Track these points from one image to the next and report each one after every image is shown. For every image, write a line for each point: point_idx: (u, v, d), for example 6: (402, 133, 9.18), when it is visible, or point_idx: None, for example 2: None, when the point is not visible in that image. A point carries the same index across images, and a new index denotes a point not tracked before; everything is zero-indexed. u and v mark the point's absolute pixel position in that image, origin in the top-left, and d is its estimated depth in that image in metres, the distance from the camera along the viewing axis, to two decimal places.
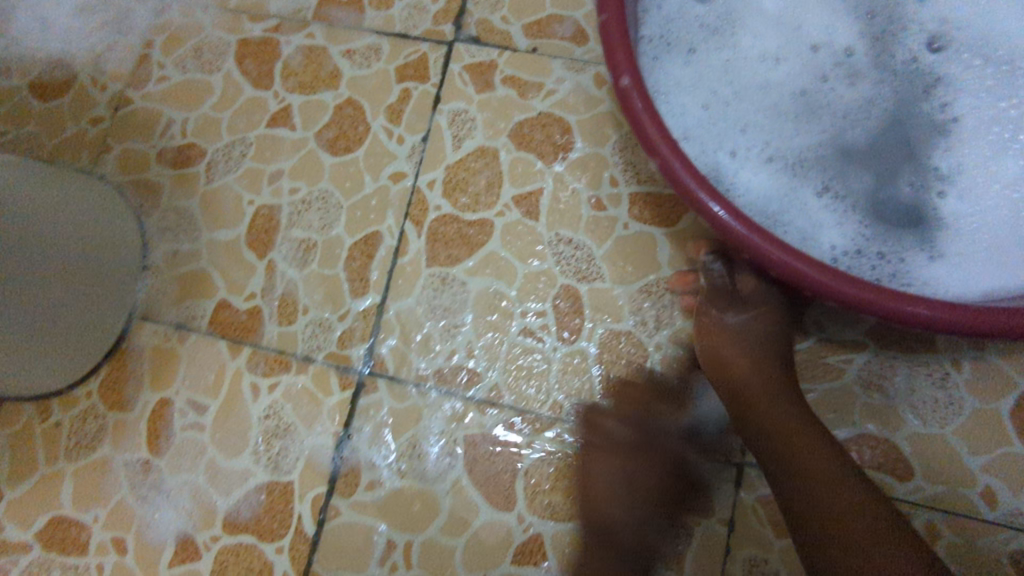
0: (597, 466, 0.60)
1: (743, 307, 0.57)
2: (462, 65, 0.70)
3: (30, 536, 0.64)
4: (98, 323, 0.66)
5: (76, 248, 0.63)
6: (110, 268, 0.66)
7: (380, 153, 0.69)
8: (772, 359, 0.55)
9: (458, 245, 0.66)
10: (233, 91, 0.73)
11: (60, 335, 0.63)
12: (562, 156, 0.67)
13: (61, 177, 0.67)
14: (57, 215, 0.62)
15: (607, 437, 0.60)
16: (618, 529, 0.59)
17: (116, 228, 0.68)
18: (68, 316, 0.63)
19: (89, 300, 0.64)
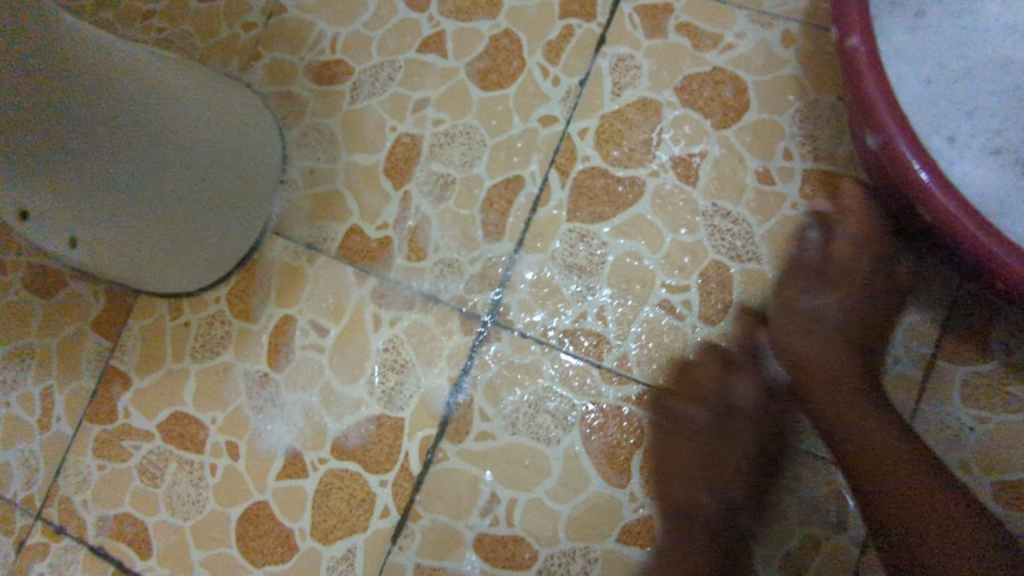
0: (689, 444, 0.55)
1: (831, 284, 0.54)
2: (634, 5, 0.64)
3: (153, 425, 0.67)
4: (222, 236, 0.66)
5: (198, 158, 0.62)
6: (240, 184, 0.65)
7: (532, 92, 0.65)
8: (853, 343, 0.52)
9: (604, 202, 0.61)
10: (387, 10, 0.70)
11: (189, 242, 0.64)
12: (734, 119, 0.60)
13: (211, 84, 0.66)
14: (184, 121, 0.61)
15: (682, 407, 0.56)
16: (718, 526, 0.53)
17: (255, 145, 0.67)
18: (198, 226, 0.63)
19: (214, 212, 0.64)
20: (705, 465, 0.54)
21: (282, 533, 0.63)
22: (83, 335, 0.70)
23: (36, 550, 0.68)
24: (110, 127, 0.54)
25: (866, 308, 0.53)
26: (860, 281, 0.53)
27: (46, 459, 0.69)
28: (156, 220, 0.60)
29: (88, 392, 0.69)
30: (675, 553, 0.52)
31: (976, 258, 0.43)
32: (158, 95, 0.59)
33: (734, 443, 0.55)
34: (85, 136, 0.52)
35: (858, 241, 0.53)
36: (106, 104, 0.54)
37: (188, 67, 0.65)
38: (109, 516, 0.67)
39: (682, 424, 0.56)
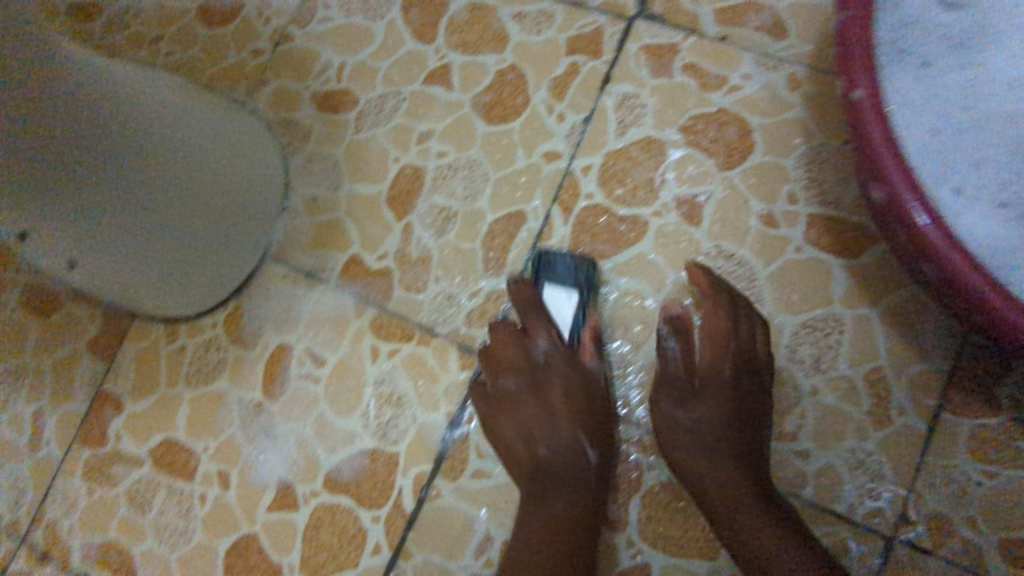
0: (526, 407, 0.57)
1: (703, 395, 0.54)
2: (641, 45, 0.65)
3: (144, 451, 0.66)
4: (216, 257, 0.65)
5: (185, 177, 0.61)
6: (233, 205, 0.64)
7: (537, 127, 0.65)
8: (738, 451, 0.51)
9: (607, 240, 0.61)
10: (395, 41, 0.70)
11: (185, 265, 0.63)
12: (738, 160, 0.60)
13: (208, 109, 0.66)
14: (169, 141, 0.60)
15: (525, 373, 0.58)
16: (569, 472, 0.53)
17: (248, 166, 0.66)
18: (194, 247, 0.63)
19: (206, 233, 0.63)
20: (532, 429, 0.56)
21: (270, 567, 0.61)
22: (78, 357, 0.70)
23: None
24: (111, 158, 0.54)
25: (739, 409, 0.53)
26: (726, 392, 0.54)
27: (34, 483, 0.68)
28: (154, 240, 0.59)
29: (79, 415, 0.69)
30: (536, 509, 0.52)
31: (986, 314, 0.42)
32: (142, 115, 0.58)
33: (549, 403, 0.56)
34: (80, 160, 0.51)
35: (713, 343, 0.55)
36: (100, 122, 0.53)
37: (185, 94, 0.65)
38: (95, 544, 0.66)
39: (514, 385, 0.57)
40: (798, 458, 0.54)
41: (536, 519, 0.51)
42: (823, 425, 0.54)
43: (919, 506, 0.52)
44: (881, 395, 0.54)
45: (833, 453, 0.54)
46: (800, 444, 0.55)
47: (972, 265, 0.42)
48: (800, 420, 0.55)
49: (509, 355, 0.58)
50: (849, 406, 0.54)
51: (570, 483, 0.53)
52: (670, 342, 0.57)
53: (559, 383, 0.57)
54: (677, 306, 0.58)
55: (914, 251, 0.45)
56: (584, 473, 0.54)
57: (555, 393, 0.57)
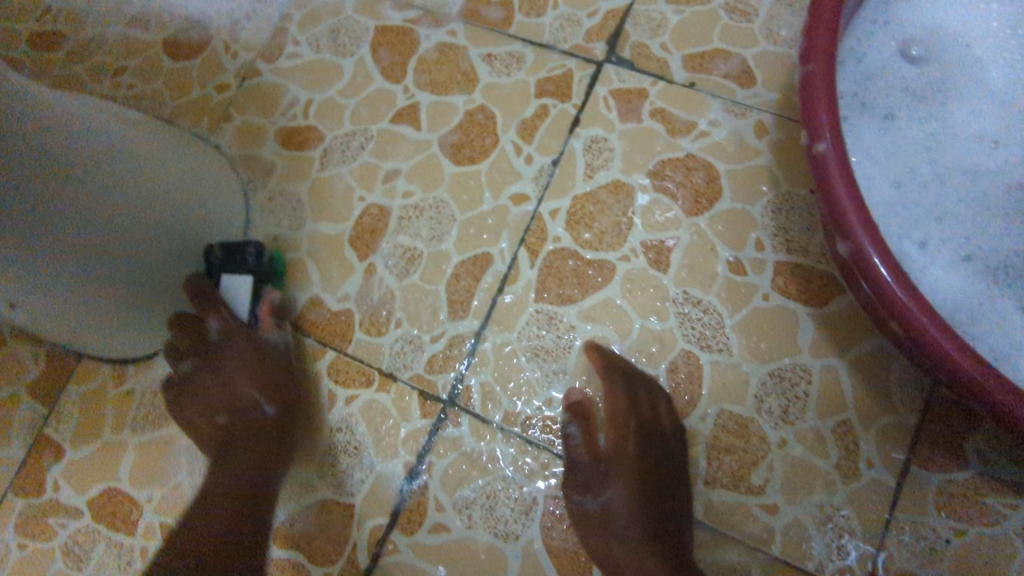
0: (202, 377, 0.61)
1: (609, 478, 0.54)
2: (609, 89, 0.65)
3: (83, 501, 0.63)
4: (171, 293, 0.62)
5: (139, 207, 0.56)
6: (190, 242, 0.61)
7: (504, 169, 0.64)
8: (642, 538, 0.51)
9: (573, 284, 0.60)
10: (363, 79, 0.70)
11: (145, 302, 0.60)
12: (705, 206, 0.60)
13: (158, 139, 0.62)
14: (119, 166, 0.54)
15: (253, 360, 0.60)
16: (257, 435, 0.59)
17: (200, 196, 0.63)
18: (156, 282, 0.59)
19: (159, 269, 0.59)
20: (228, 398, 0.60)
21: None
22: (18, 399, 0.66)
23: None
24: (94, 195, 0.51)
25: (643, 489, 0.53)
26: (630, 482, 0.54)
27: None
28: (122, 280, 0.56)
29: (15, 462, 0.65)
30: (223, 469, 0.58)
31: (958, 379, 0.41)
32: (91, 135, 0.52)
33: (235, 369, 0.61)
34: (57, 204, 0.47)
35: (614, 424, 0.55)
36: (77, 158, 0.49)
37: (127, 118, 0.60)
38: None
39: (201, 347, 0.61)
40: (768, 513, 0.53)
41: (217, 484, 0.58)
42: (792, 479, 0.53)
43: (890, 565, 0.50)
44: (850, 449, 0.53)
45: (802, 508, 0.52)
46: (768, 498, 0.53)
47: (935, 322, 0.41)
48: (768, 473, 0.53)
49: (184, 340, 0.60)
50: (819, 459, 0.53)
51: (250, 446, 0.59)
52: (570, 426, 0.56)
53: (232, 352, 0.61)
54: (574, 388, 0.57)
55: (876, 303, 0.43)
56: (271, 436, 0.59)
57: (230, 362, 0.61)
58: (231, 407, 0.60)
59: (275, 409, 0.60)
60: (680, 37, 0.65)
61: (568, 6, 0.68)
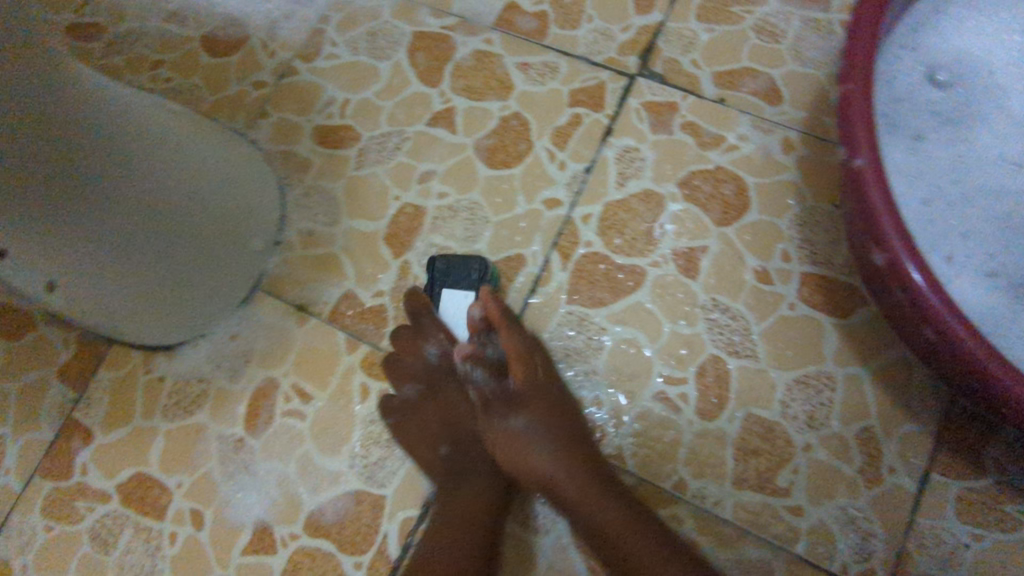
0: (427, 409, 0.61)
1: (522, 402, 0.57)
2: (642, 101, 0.67)
3: (112, 486, 0.63)
4: (200, 290, 0.63)
5: (159, 210, 0.57)
6: (231, 240, 0.64)
7: (538, 174, 0.66)
8: (559, 444, 0.54)
9: (604, 288, 0.62)
10: (400, 82, 0.71)
11: (182, 294, 0.62)
12: (734, 217, 0.62)
13: (194, 136, 0.63)
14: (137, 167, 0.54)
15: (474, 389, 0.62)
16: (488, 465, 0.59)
17: (232, 196, 0.64)
18: (194, 277, 0.62)
19: (184, 268, 0.60)
20: (437, 427, 0.61)
21: None
22: (47, 382, 0.67)
23: None
24: (130, 187, 0.53)
25: (555, 406, 0.56)
26: (538, 395, 0.57)
27: None
28: (159, 272, 0.58)
29: (43, 444, 0.65)
30: (462, 495, 0.56)
31: (984, 382, 0.44)
32: (124, 135, 0.53)
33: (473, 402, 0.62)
34: (94, 192, 0.50)
35: (517, 354, 0.58)
36: (118, 152, 0.52)
37: (164, 114, 0.61)
38: None
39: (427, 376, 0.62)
40: (792, 513, 0.55)
41: (462, 514, 0.55)
42: (814, 481, 0.55)
43: (909, 566, 0.53)
44: (871, 454, 0.55)
45: (824, 509, 0.54)
46: (792, 499, 0.55)
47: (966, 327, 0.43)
48: (792, 475, 0.55)
49: (408, 366, 0.62)
50: (840, 463, 0.55)
51: (484, 476, 0.58)
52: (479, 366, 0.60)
53: (452, 387, 0.63)
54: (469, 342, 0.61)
55: (908, 308, 0.46)
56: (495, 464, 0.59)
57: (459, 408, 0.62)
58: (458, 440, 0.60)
59: None
60: (710, 54, 0.67)
61: (601, 20, 0.70)
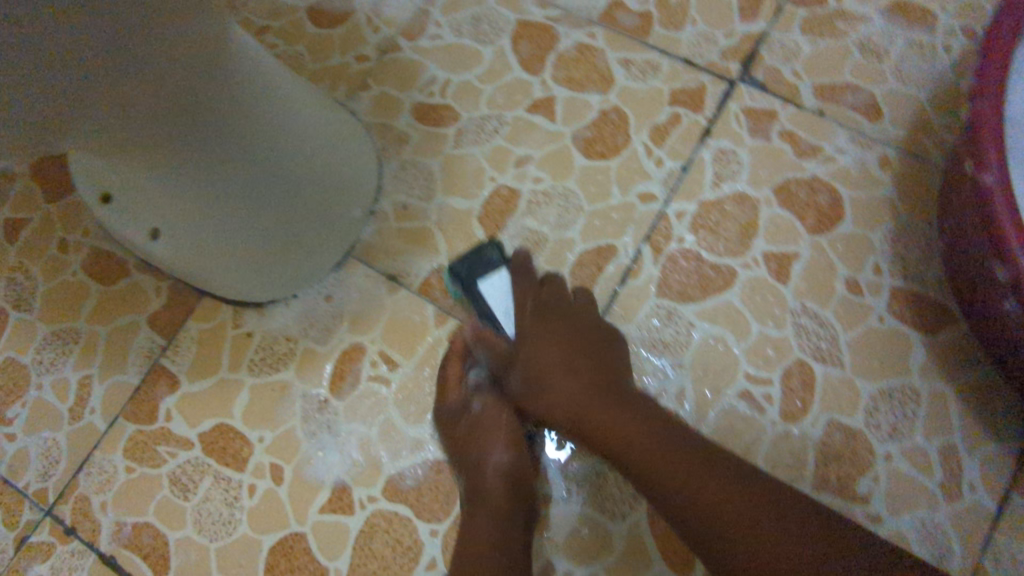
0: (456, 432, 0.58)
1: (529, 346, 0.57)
2: (742, 106, 0.68)
3: (195, 434, 0.65)
4: (292, 252, 0.65)
5: (261, 169, 0.59)
6: (328, 212, 0.66)
7: (634, 169, 0.67)
8: (570, 373, 0.54)
9: (694, 284, 0.63)
10: (502, 67, 0.73)
11: (271, 253, 0.64)
12: (827, 227, 0.63)
13: (314, 105, 0.65)
14: (242, 122, 0.56)
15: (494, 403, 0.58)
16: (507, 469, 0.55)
17: (336, 168, 0.66)
18: (284, 239, 0.64)
19: (276, 226, 0.63)
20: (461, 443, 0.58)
21: (316, 571, 0.60)
22: (138, 328, 0.69)
23: (39, 549, 0.63)
24: (238, 141, 0.56)
25: (560, 341, 0.56)
26: (562, 362, 0.54)
27: (69, 451, 0.66)
28: (243, 221, 0.61)
29: (131, 387, 0.67)
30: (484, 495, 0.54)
31: None
32: (254, 96, 0.56)
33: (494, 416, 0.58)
34: (202, 137, 0.53)
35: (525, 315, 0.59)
36: (242, 109, 0.55)
37: (295, 76, 0.63)
38: (128, 523, 0.63)
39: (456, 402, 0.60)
40: (870, 521, 0.56)
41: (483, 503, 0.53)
42: (894, 490, 0.56)
43: None
44: (953, 470, 0.56)
45: (903, 519, 0.55)
46: (871, 506, 0.56)
47: None
48: (873, 483, 0.56)
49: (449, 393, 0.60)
50: (922, 475, 0.56)
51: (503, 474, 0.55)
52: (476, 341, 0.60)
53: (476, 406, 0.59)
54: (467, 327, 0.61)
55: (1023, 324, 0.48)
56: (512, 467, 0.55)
57: (466, 423, 0.58)
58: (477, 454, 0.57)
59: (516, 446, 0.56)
60: (813, 67, 0.68)
61: (705, 24, 0.71)
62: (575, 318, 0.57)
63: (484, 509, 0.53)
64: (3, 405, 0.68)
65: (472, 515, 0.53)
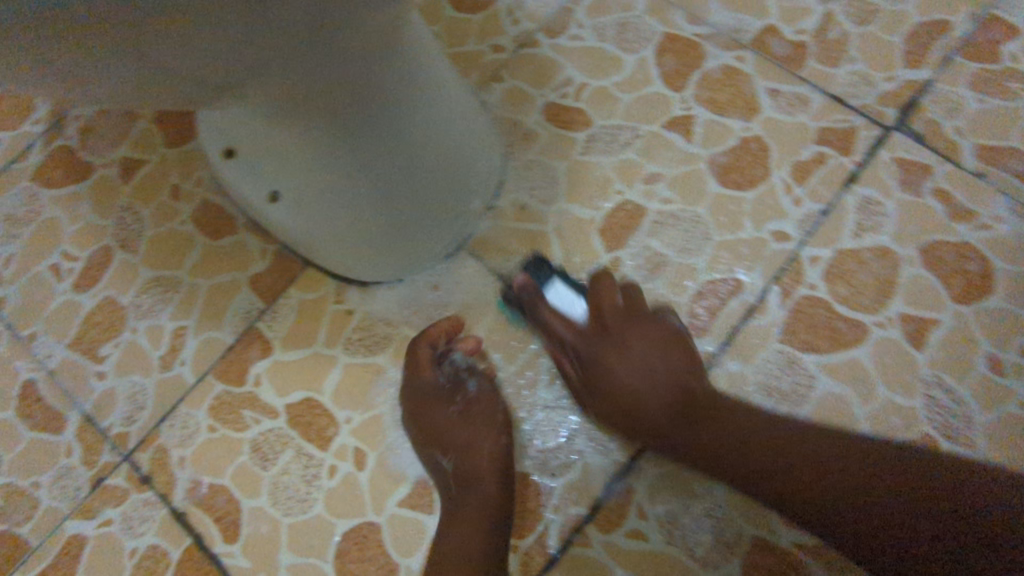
0: (432, 421, 0.59)
1: (588, 342, 0.58)
2: (894, 156, 0.64)
3: (282, 404, 0.64)
4: (410, 238, 0.63)
5: (394, 158, 0.57)
6: (448, 210, 0.63)
7: (770, 204, 0.64)
8: (644, 368, 0.56)
9: (821, 335, 0.60)
10: (642, 78, 0.70)
11: (384, 242, 0.62)
12: (972, 298, 0.60)
13: (457, 91, 0.62)
14: (392, 96, 0.53)
15: (472, 402, 0.60)
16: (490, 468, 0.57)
17: (468, 159, 0.63)
18: (400, 230, 0.62)
19: (399, 211, 0.60)
20: (438, 432, 0.59)
21: (386, 565, 0.59)
22: (238, 288, 0.68)
23: (114, 493, 0.63)
24: (377, 124, 0.54)
25: (619, 336, 0.58)
26: (637, 390, 0.55)
27: (155, 399, 0.66)
28: (362, 206, 0.59)
29: (223, 346, 0.66)
30: (469, 492, 0.56)
31: None
32: (407, 85, 0.53)
33: (476, 415, 0.59)
34: (342, 111, 0.50)
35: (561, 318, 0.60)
36: (391, 95, 0.52)
37: (447, 64, 0.60)
38: (204, 483, 0.63)
39: (428, 390, 0.60)
40: None
41: (467, 501, 0.55)
42: None
43: None
44: None
45: None
46: None
47: None
48: None
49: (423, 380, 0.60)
50: None
51: (487, 472, 0.57)
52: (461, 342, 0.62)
53: (456, 400, 0.60)
54: (447, 322, 0.62)
55: None
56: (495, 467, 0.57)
57: (441, 415, 0.59)
58: (458, 448, 0.58)
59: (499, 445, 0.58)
60: (977, 125, 0.64)
61: (865, 64, 0.67)
62: (640, 340, 0.57)
63: (463, 521, 0.54)
64: (96, 342, 0.68)
65: (453, 510, 0.56)
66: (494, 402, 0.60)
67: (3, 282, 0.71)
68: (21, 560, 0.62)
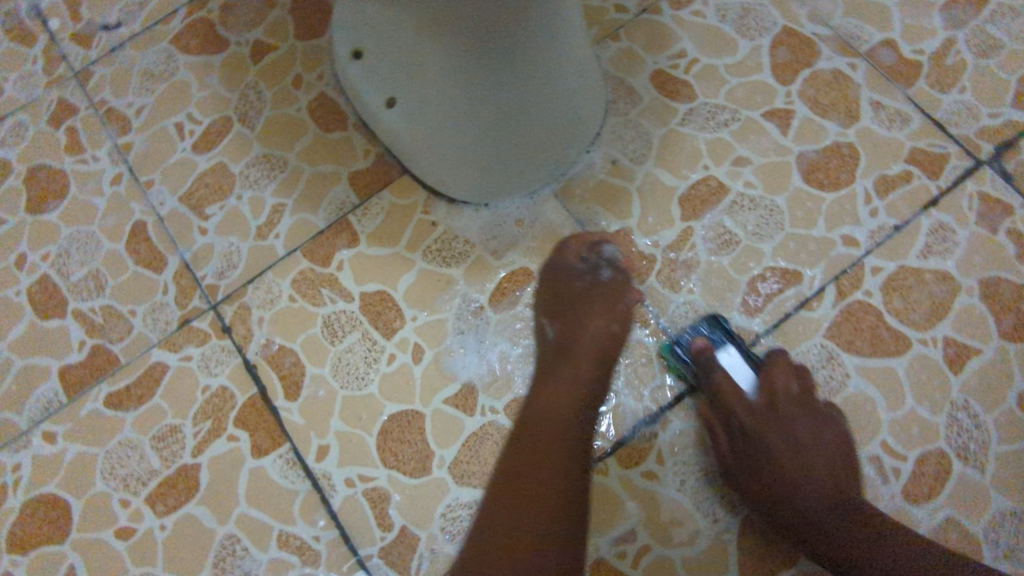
0: (553, 294, 0.65)
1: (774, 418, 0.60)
2: (979, 189, 0.66)
3: (358, 291, 0.70)
4: (502, 170, 0.68)
5: (508, 90, 0.60)
6: (540, 152, 0.67)
7: (847, 209, 0.67)
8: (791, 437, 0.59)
9: (865, 338, 0.63)
10: (754, 65, 0.72)
11: (474, 163, 0.66)
12: (1020, 337, 0.62)
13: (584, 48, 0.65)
14: (525, 37, 0.55)
15: (591, 289, 0.64)
16: (596, 350, 0.61)
17: (574, 113, 0.67)
18: (491, 156, 0.66)
19: (495, 139, 0.64)
20: (556, 303, 0.64)
21: (422, 451, 0.66)
22: (338, 180, 0.74)
23: (197, 334, 0.71)
24: (502, 57, 0.57)
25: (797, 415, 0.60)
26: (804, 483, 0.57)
27: (247, 261, 0.72)
28: (464, 122, 0.63)
29: (315, 229, 0.73)
30: (569, 361, 0.60)
31: None
32: (540, 29, 0.56)
33: (591, 301, 0.64)
34: (474, 36, 0.54)
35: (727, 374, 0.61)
36: (523, 36, 0.55)
37: (581, 20, 0.63)
38: (276, 343, 0.70)
39: (558, 270, 0.66)
40: None
41: (565, 370, 0.59)
42: None
43: None
44: None
45: None
46: None
47: None
48: None
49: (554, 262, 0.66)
50: None
51: (591, 352, 0.60)
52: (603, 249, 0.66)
53: (579, 284, 0.65)
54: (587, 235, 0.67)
55: None
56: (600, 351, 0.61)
57: (565, 288, 0.65)
58: (569, 322, 0.63)
59: (608, 332, 0.62)
60: None
61: (973, 96, 0.69)
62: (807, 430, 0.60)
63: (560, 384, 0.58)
64: (204, 201, 0.75)
65: (554, 372, 0.60)
66: (616, 298, 0.64)
67: (132, 129, 0.78)
68: (110, 373, 0.70)
